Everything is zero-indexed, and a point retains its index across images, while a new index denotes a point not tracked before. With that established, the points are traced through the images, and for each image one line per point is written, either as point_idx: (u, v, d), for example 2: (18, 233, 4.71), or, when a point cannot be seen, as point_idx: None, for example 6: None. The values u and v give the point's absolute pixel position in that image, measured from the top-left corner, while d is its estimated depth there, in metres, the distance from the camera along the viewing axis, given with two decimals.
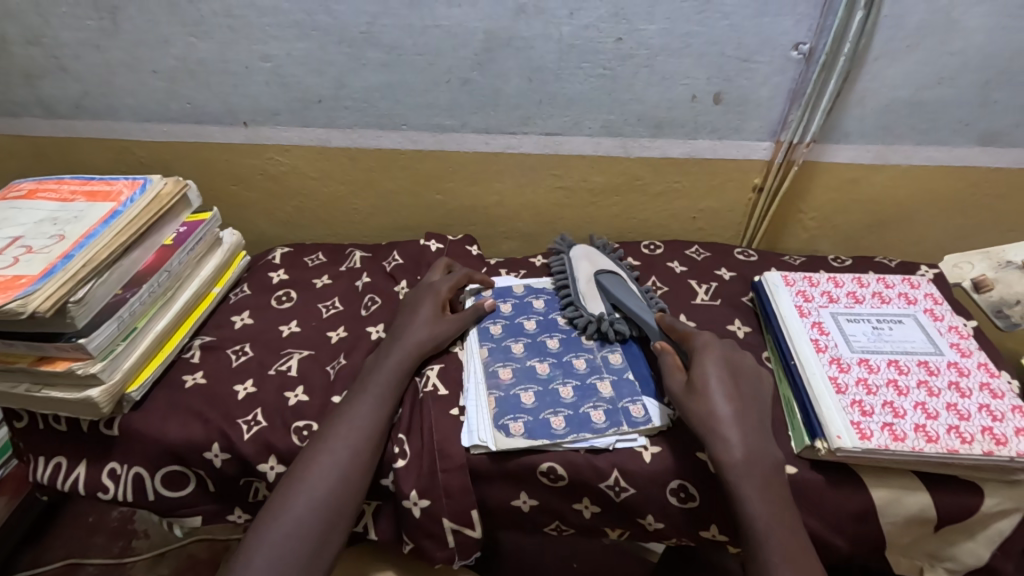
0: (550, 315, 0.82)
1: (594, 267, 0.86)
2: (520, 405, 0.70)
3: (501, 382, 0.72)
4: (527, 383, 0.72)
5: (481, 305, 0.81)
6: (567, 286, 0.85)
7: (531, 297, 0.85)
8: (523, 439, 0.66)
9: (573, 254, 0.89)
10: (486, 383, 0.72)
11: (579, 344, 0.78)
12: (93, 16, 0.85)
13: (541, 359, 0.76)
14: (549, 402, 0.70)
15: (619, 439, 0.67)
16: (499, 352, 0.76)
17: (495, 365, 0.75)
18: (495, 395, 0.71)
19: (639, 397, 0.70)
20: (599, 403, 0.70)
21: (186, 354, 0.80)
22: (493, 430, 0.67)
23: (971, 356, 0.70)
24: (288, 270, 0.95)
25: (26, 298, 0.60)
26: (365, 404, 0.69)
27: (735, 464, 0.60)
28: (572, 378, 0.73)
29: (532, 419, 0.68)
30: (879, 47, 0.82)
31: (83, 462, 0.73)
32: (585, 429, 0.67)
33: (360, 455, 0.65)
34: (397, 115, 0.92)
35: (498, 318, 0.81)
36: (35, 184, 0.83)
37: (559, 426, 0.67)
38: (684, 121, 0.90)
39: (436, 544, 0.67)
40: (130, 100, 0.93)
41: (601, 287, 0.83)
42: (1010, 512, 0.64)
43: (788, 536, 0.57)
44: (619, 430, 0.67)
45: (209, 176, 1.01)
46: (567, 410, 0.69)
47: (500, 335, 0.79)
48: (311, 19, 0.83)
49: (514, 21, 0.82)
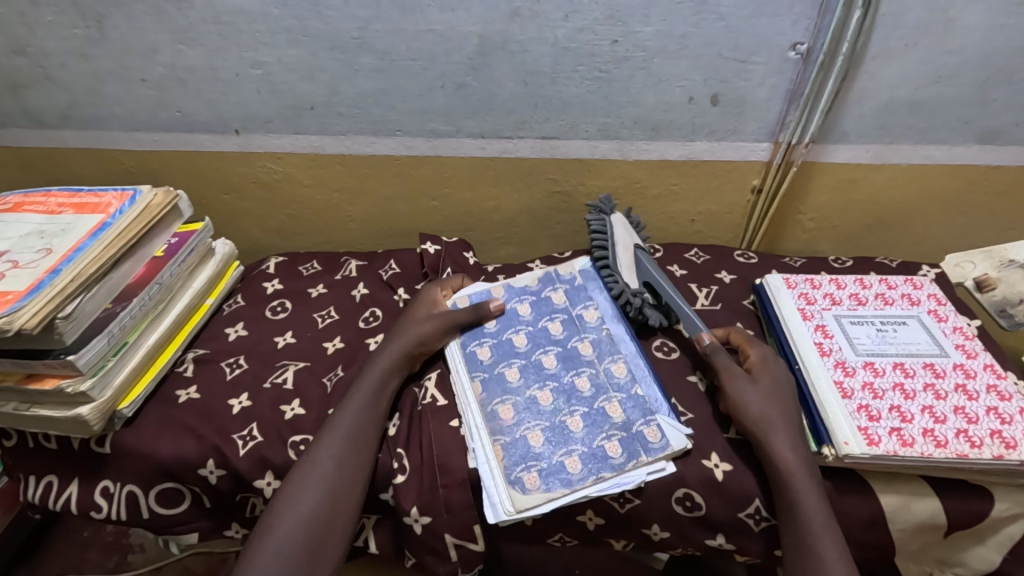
0: (539, 324, 0.78)
1: (632, 240, 0.87)
2: (530, 451, 0.65)
3: (504, 425, 0.68)
4: (531, 421, 0.68)
5: (484, 309, 0.78)
6: (607, 249, 0.85)
7: (513, 303, 0.81)
8: (540, 494, 0.62)
9: (614, 216, 0.88)
10: (487, 428, 0.68)
11: (578, 359, 0.74)
12: (79, 24, 0.83)
13: (541, 385, 0.72)
14: (560, 440, 0.66)
15: (647, 473, 0.64)
16: (494, 385, 0.72)
17: (493, 405, 0.70)
18: (501, 443, 0.66)
19: (653, 417, 0.67)
20: (614, 433, 0.66)
21: (179, 368, 0.79)
22: (508, 488, 0.63)
23: (977, 358, 0.69)
24: (283, 280, 0.93)
25: (12, 316, 0.59)
26: (344, 416, 0.67)
27: (787, 463, 0.61)
28: (578, 405, 0.69)
29: (545, 466, 0.64)
30: (876, 47, 0.81)
31: (75, 480, 0.71)
32: (604, 468, 0.64)
33: (344, 466, 0.63)
34: (391, 121, 0.90)
35: (483, 339, 0.76)
36: (22, 197, 0.81)
37: (576, 469, 0.64)
38: (681, 123, 0.89)
39: (439, 559, 0.66)
40: (119, 109, 0.92)
41: (638, 262, 0.84)
42: (1020, 516, 0.63)
43: (833, 532, 0.58)
44: (640, 462, 0.64)
45: (200, 185, 0.99)
46: (580, 448, 0.65)
47: (488, 363, 0.74)
48: (301, 25, 0.82)
49: (508, 25, 0.81)
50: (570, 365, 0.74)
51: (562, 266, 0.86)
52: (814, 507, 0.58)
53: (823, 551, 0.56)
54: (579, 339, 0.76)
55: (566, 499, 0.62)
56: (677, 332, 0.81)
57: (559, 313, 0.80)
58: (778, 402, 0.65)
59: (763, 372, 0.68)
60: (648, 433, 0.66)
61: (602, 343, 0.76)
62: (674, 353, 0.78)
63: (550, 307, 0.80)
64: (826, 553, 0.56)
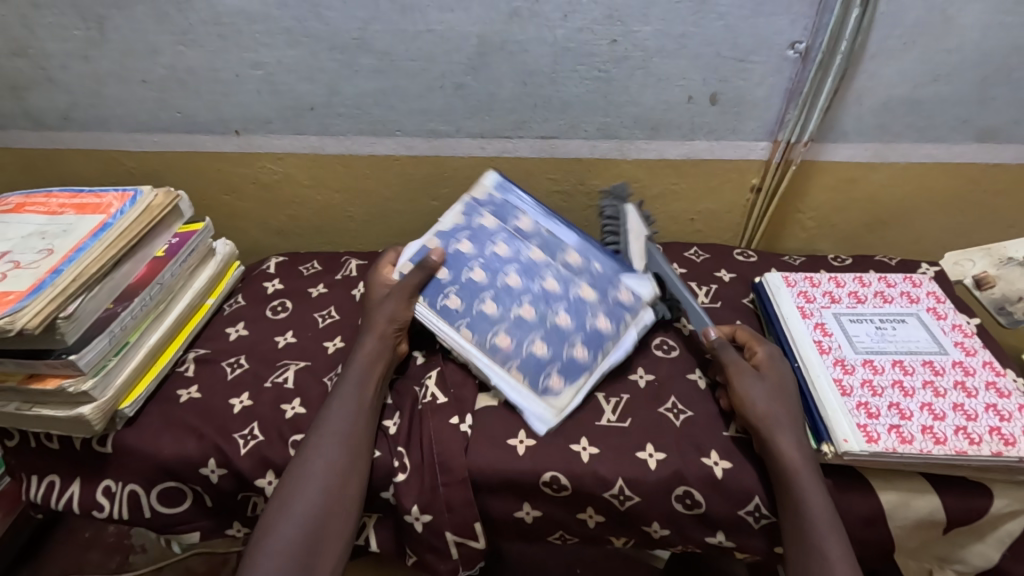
0: (486, 251, 0.80)
1: (642, 228, 0.86)
2: (541, 359, 0.72)
3: (509, 352, 0.72)
4: (526, 337, 0.73)
5: (428, 262, 0.75)
6: (619, 239, 0.86)
7: (453, 245, 0.80)
8: (569, 389, 0.71)
9: (630, 207, 0.89)
10: (496, 361, 0.72)
11: (536, 266, 0.80)
12: (79, 26, 0.84)
13: (519, 304, 0.76)
14: (559, 339, 0.74)
15: (637, 330, 0.78)
16: (480, 322, 0.74)
17: (489, 338, 0.73)
18: (514, 366, 0.71)
19: (619, 282, 0.81)
20: (598, 310, 0.77)
21: (181, 368, 0.79)
22: (543, 399, 0.70)
23: (976, 355, 0.70)
24: (283, 280, 0.94)
25: (13, 315, 0.59)
26: (336, 413, 0.66)
27: (789, 461, 0.61)
28: (559, 303, 0.77)
29: (561, 364, 0.72)
30: (874, 46, 0.81)
31: (77, 480, 0.71)
32: (606, 343, 0.75)
33: (339, 465, 0.63)
34: (391, 122, 0.91)
35: (447, 289, 0.75)
36: (23, 198, 0.81)
37: (586, 354, 0.74)
38: (680, 122, 0.90)
39: (440, 557, 0.66)
40: (119, 110, 0.92)
41: (649, 251, 0.84)
42: (1019, 512, 0.63)
43: (837, 529, 0.58)
44: (627, 325, 0.77)
45: (200, 186, 1.00)
46: (579, 335, 0.75)
47: (462, 309, 0.74)
48: (301, 26, 0.82)
49: (507, 25, 0.81)
50: (533, 277, 0.79)
51: (475, 186, 0.88)
52: (820, 505, 0.58)
53: (828, 550, 0.57)
54: (527, 250, 0.81)
55: (590, 382, 0.73)
56: (677, 330, 0.81)
57: (497, 233, 0.82)
58: (782, 401, 0.65)
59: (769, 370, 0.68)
60: (624, 301, 0.79)
61: (547, 241, 0.84)
62: (673, 351, 0.78)
63: (486, 233, 0.82)
64: (829, 551, 0.56)
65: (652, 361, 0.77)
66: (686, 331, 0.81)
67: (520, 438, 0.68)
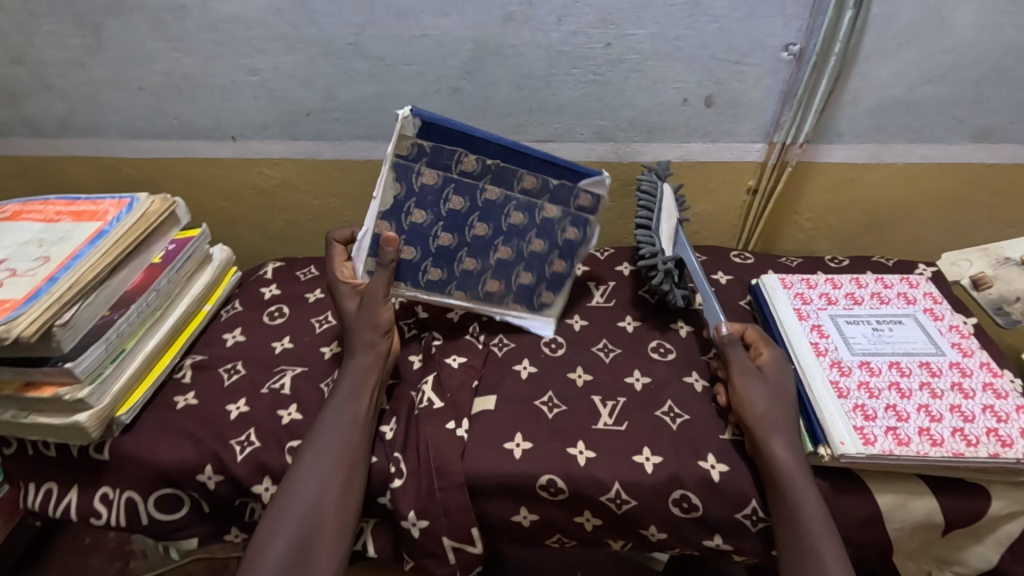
0: (441, 212, 0.75)
1: (673, 215, 0.85)
2: (531, 287, 0.81)
3: (501, 292, 0.80)
4: (511, 274, 0.80)
5: (389, 261, 0.71)
6: (654, 210, 0.81)
7: (403, 222, 0.74)
8: (557, 299, 0.83)
9: (668, 187, 0.85)
10: (492, 302, 0.81)
11: (496, 205, 0.77)
12: (76, 33, 0.84)
13: (494, 249, 0.79)
14: (539, 262, 0.81)
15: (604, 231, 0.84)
16: (468, 280, 0.79)
17: (480, 288, 0.79)
18: (509, 298, 0.81)
19: (578, 189, 0.81)
20: (565, 223, 0.81)
21: (178, 374, 0.79)
22: (540, 315, 0.82)
23: (973, 356, 0.69)
24: (280, 285, 0.94)
25: (9, 323, 0.59)
26: (327, 425, 0.65)
27: (784, 462, 0.61)
28: (528, 232, 0.80)
29: (547, 281, 0.82)
30: (869, 47, 0.81)
31: (74, 487, 0.71)
32: (577, 248, 0.83)
33: (333, 475, 0.62)
34: (387, 127, 0.91)
35: (422, 266, 0.77)
36: (20, 205, 0.82)
37: (563, 265, 0.83)
38: (676, 125, 0.90)
39: (437, 562, 0.66)
40: (116, 117, 0.92)
41: (676, 236, 0.84)
42: (1017, 514, 0.63)
43: (831, 532, 0.58)
44: (593, 224, 0.82)
45: (198, 192, 1.00)
46: (554, 252, 0.82)
47: (446, 277, 0.78)
48: (296, 32, 0.82)
49: (502, 29, 0.81)
50: (494, 217, 0.78)
51: (398, 135, 0.71)
52: (814, 509, 0.58)
53: (824, 553, 0.56)
54: (481, 192, 0.76)
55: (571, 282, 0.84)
56: (675, 333, 0.81)
57: (445, 190, 0.75)
58: (779, 404, 0.65)
59: (770, 371, 0.68)
60: (585, 205, 0.81)
61: (498, 173, 0.77)
62: (670, 353, 0.78)
63: (431, 191, 0.74)
64: (825, 555, 0.56)
65: (648, 364, 0.77)
66: (682, 333, 0.81)
67: (516, 441, 0.68)
